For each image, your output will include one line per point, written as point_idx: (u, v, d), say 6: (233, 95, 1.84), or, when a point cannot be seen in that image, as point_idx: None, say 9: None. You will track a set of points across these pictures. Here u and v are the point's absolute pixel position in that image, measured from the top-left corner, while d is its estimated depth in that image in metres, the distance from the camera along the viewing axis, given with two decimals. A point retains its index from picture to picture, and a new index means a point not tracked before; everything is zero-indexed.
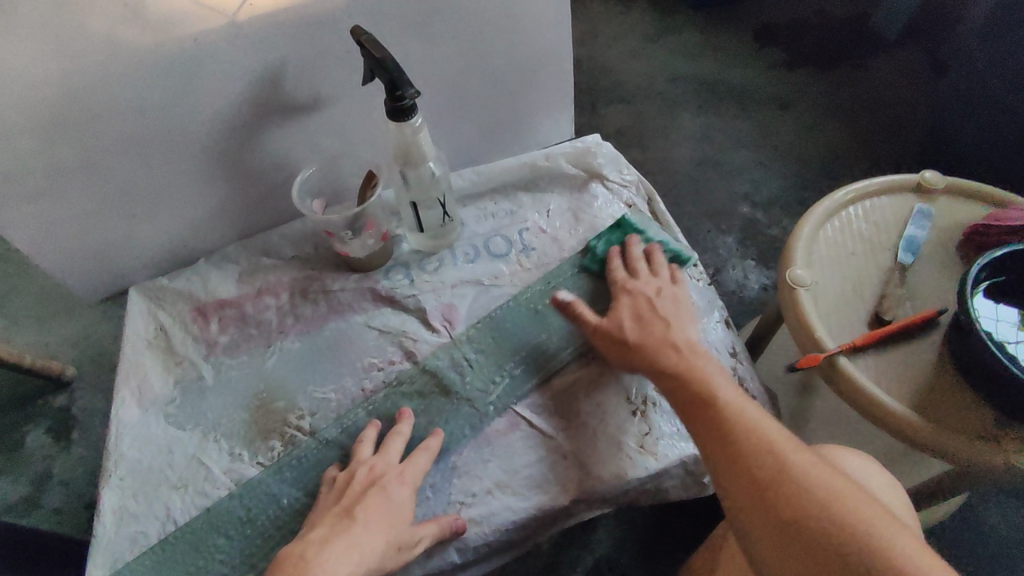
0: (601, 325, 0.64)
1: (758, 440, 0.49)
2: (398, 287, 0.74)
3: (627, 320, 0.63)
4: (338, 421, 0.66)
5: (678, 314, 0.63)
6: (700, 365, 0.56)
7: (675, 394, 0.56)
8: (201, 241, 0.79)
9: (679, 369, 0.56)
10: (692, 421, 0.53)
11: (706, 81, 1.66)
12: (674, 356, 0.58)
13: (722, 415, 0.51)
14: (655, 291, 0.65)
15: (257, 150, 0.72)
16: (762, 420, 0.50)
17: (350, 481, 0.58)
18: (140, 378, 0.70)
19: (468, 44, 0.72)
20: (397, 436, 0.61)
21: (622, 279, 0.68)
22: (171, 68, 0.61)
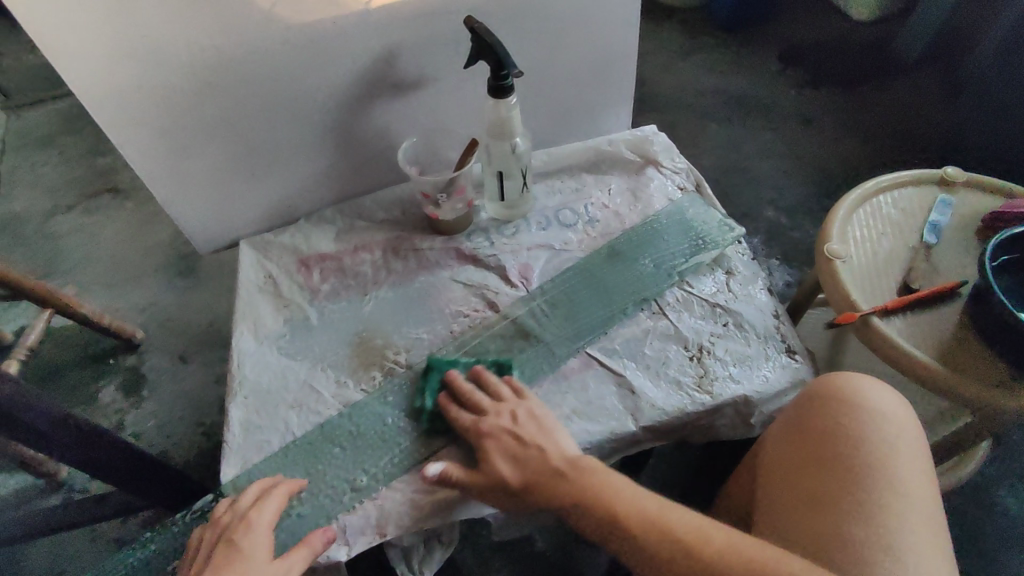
0: (494, 470, 0.62)
1: (691, 555, 0.53)
2: (480, 248, 0.84)
3: (505, 467, 0.62)
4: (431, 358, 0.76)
5: (543, 433, 0.64)
6: (593, 482, 0.59)
7: (586, 526, 0.58)
8: (303, 203, 0.89)
9: (580, 501, 0.58)
10: (610, 541, 0.57)
11: (734, 95, 1.77)
12: (566, 484, 0.59)
13: (643, 535, 0.55)
14: (511, 419, 0.65)
15: (365, 122, 0.82)
16: (687, 520, 0.56)
17: (204, 540, 0.60)
18: (254, 316, 0.80)
19: (552, 39, 0.83)
20: (253, 488, 0.63)
21: (473, 421, 0.66)
22: (310, 46, 0.72)
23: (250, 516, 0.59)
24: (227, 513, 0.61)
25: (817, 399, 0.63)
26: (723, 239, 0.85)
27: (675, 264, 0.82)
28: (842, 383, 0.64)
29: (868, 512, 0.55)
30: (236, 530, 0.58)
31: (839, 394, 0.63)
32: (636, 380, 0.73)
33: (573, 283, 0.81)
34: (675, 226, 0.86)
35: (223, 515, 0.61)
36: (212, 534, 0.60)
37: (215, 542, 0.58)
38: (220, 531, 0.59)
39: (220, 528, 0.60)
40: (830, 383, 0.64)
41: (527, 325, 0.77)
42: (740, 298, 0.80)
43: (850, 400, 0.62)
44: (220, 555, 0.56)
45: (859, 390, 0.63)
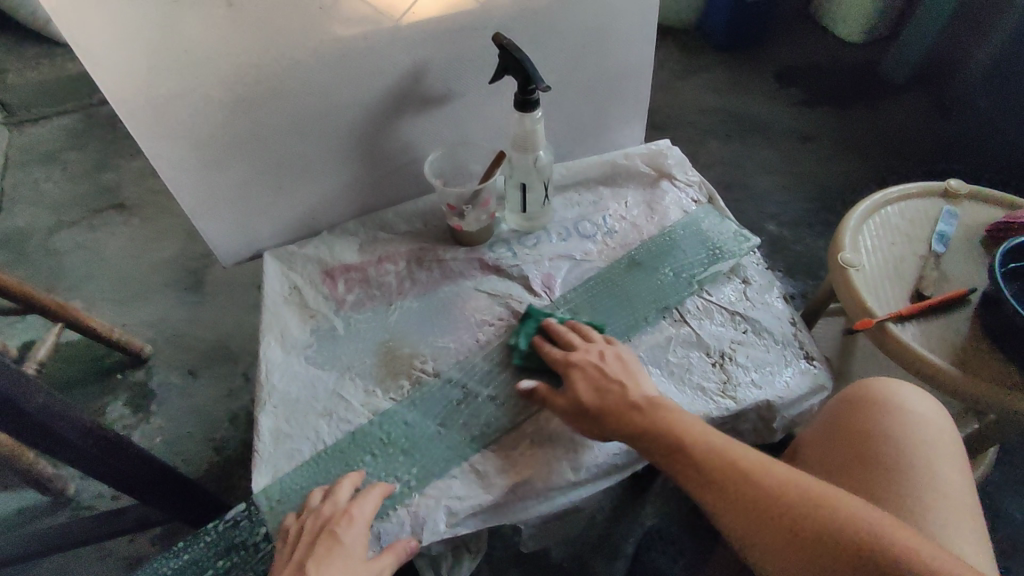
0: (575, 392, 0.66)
1: (753, 487, 0.56)
2: (502, 258, 0.86)
3: (586, 392, 0.66)
4: (458, 366, 0.77)
5: (628, 372, 0.67)
6: (669, 416, 0.62)
7: (655, 452, 0.61)
8: (327, 216, 0.91)
9: (652, 429, 0.61)
10: (669, 467, 0.61)
11: (732, 113, 1.82)
12: (639, 416, 0.62)
13: (710, 466, 0.58)
14: (599, 357, 0.69)
15: (390, 137, 0.84)
16: (749, 455, 0.59)
17: (301, 530, 0.62)
18: (281, 326, 0.80)
19: (572, 56, 0.85)
20: (346, 483, 0.65)
21: (561, 355, 0.70)
22: (343, 61, 0.74)
23: (351, 511, 0.62)
24: (325, 505, 0.63)
25: (852, 404, 0.65)
26: (739, 249, 0.87)
27: (694, 273, 0.84)
28: (876, 388, 0.65)
29: (906, 506, 0.57)
30: (336, 522, 0.61)
31: (870, 395, 0.65)
32: (661, 386, 0.74)
33: (595, 292, 0.82)
34: (691, 236, 0.89)
35: (319, 506, 0.63)
36: (310, 522, 0.62)
37: (315, 531, 0.61)
38: (320, 521, 0.61)
39: (319, 518, 0.62)
40: (864, 389, 0.66)
41: (552, 332, 0.79)
42: (757, 306, 0.82)
43: (885, 402, 0.64)
44: (322, 548, 0.59)
45: (892, 394, 0.64)
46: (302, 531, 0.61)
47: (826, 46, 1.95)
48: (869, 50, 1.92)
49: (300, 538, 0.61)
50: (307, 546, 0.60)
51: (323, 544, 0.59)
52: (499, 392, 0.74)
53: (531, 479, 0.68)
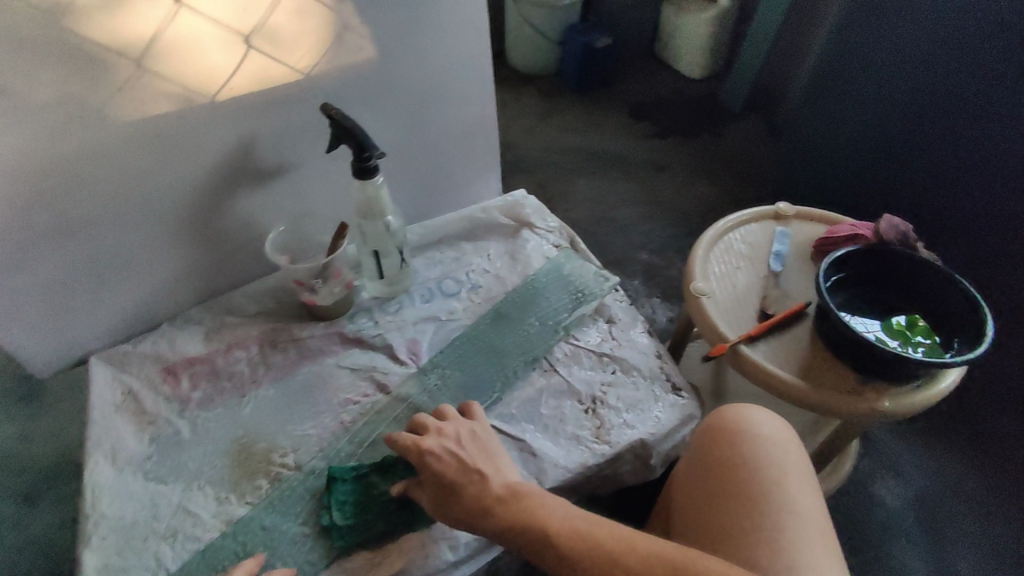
0: (436, 490, 0.61)
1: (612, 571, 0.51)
2: (364, 329, 0.82)
3: (449, 486, 0.61)
4: (323, 455, 0.71)
5: (490, 457, 0.64)
6: (530, 502, 0.58)
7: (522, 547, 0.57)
8: (164, 306, 0.82)
9: (514, 522, 0.57)
10: (543, 563, 0.56)
11: (594, 151, 1.90)
12: (503, 507, 0.58)
13: (572, 556, 0.53)
14: (455, 439, 0.64)
15: (226, 214, 0.79)
16: (614, 531, 0.54)
17: None
18: (112, 440, 0.70)
19: (412, 117, 0.85)
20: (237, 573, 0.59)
21: (414, 442, 0.64)
22: (156, 143, 0.68)
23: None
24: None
25: (712, 436, 0.67)
26: (600, 289, 0.88)
27: (560, 318, 0.85)
28: (729, 416, 0.68)
29: (763, 538, 0.57)
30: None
31: (728, 426, 0.67)
32: (536, 442, 0.73)
33: (463, 352, 0.80)
34: (556, 281, 0.89)
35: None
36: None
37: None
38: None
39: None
40: (721, 418, 0.68)
41: (420, 401, 0.75)
42: (623, 345, 0.83)
43: (740, 430, 0.66)
44: None
45: (746, 419, 0.67)
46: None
47: (670, 84, 2.12)
48: (707, 84, 2.10)
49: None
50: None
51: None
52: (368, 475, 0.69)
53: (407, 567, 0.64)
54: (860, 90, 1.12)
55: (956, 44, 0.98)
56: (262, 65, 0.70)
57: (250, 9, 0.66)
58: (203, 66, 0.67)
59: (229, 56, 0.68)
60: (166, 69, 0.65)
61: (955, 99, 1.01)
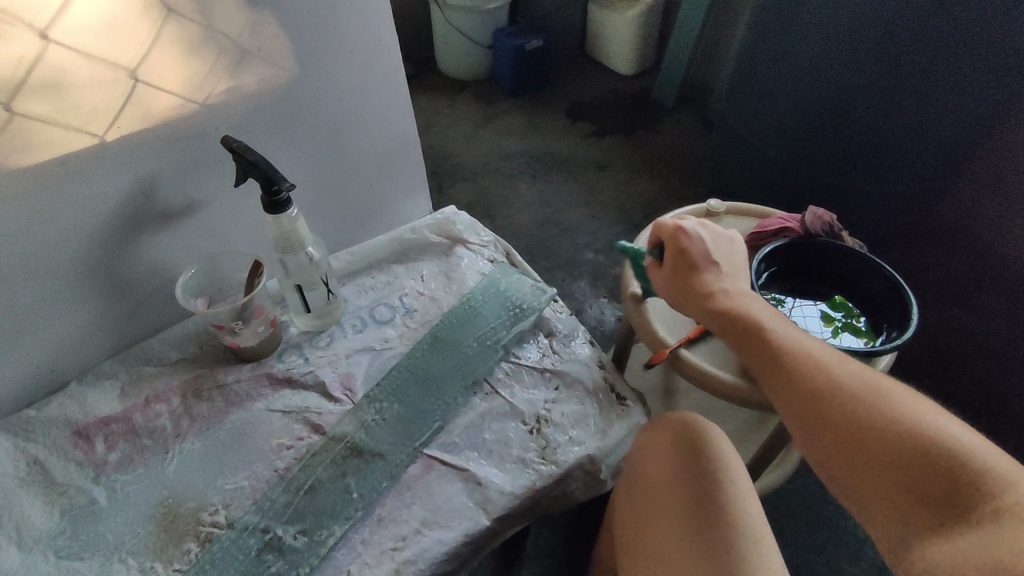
0: (675, 266, 0.65)
1: (799, 363, 0.53)
2: (294, 367, 0.78)
3: (675, 269, 0.65)
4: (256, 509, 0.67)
5: (728, 263, 0.65)
6: (742, 302, 0.60)
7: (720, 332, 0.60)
8: (72, 363, 0.76)
9: (724, 309, 0.59)
10: (737, 343, 0.58)
11: (534, 154, 1.88)
12: (721, 298, 0.60)
13: (774, 349, 0.55)
14: (706, 249, 0.65)
15: (132, 259, 0.73)
16: (813, 349, 0.54)
17: None
18: (18, 518, 0.64)
19: (327, 141, 0.82)
20: None
21: (667, 232, 0.67)
22: (39, 191, 0.62)
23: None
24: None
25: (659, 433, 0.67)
26: (538, 303, 0.87)
27: (499, 338, 0.83)
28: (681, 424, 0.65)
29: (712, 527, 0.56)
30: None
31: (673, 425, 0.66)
32: (481, 470, 0.70)
33: (399, 382, 0.77)
34: (493, 299, 0.87)
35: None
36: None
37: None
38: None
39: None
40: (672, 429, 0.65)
41: (356, 441, 0.72)
42: (563, 358, 0.82)
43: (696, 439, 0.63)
44: None
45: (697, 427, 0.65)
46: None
47: (603, 83, 2.13)
48: (639, 81, 2.12)
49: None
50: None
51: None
52: (306, 525, 0.65)
53: None
54: (789, 81, 1.12)
55: (870, 46, 0.97)
56: (152, 99, 0.65)
57: (132, 40, 0.61)
58: (84, 105, 0.61)
59: (113, 91, 0.62)
60: (41, 111, 0.59)
61: (877, 99, 1.01)
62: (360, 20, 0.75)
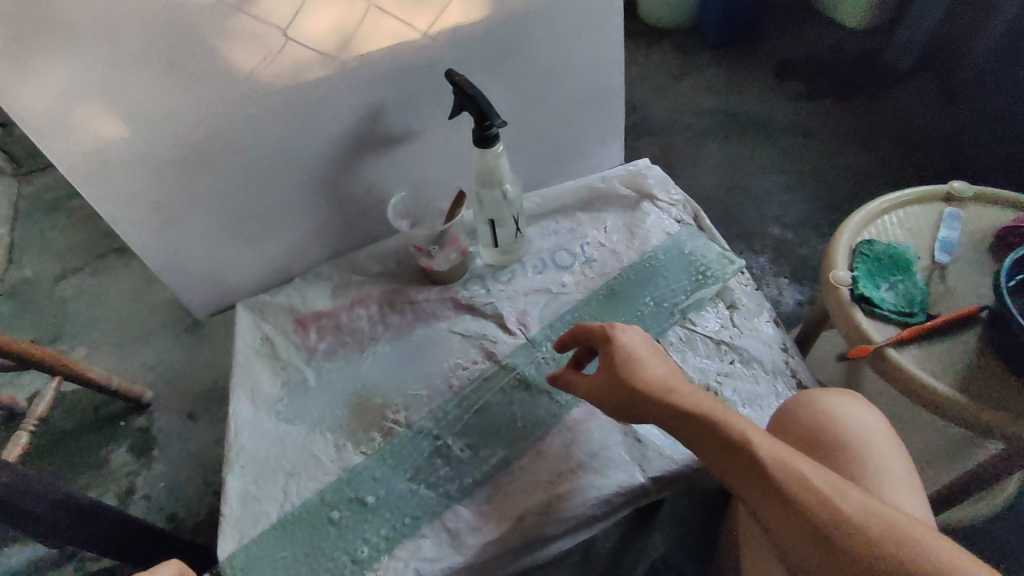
0: (609, 375, 0.63)
1: (786, 481, 0.51)
2: (476, 296, 0.83)
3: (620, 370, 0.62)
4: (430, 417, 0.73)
5: (669, 365, 0.63)
6: (709, 405, 0.57)
7: (699, 444, 0.56)
8: (298, 261, 0.89)
9: (701, 418, 0.56)
10: (722, 459, 0.54)
11: (731, 113, 1.74)
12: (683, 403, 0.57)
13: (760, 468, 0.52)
14: (640, 346, 0.63)
15: (356, 177, 0.82)
16: (800, 466, 0.51)
17: None
18: (251, 380, 0.78)
19: (536, 82, 0.83)
20: None
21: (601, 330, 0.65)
22: (296, 109, 0.72)
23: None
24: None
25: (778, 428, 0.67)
26: (723, 272, 0.83)
27: (674, 304, 0.81)
28: (816, 416, 0.64)
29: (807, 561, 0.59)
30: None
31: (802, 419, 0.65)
32: (642, 428, 0.70)
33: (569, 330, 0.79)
34: (675, 263, 0.85)
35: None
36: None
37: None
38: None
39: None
40: (805, 424, 0.64)
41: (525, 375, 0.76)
42: (743, 334, 0.78)
43: (833, 433, 0.63)
44: None
45: (837, 418, 0.64)
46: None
47: (826, 37, 1.87)
48: None
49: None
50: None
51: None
52: (473, 440, 0.71)
53: (505, 536, 0.64)
54: None
55: None
56: (393, 29, 0.70)
57: None
58: (339, 32, 0.68)
59: (363, 22, 0.69)
60: (307, 36, 0.67)
61: None
62: None
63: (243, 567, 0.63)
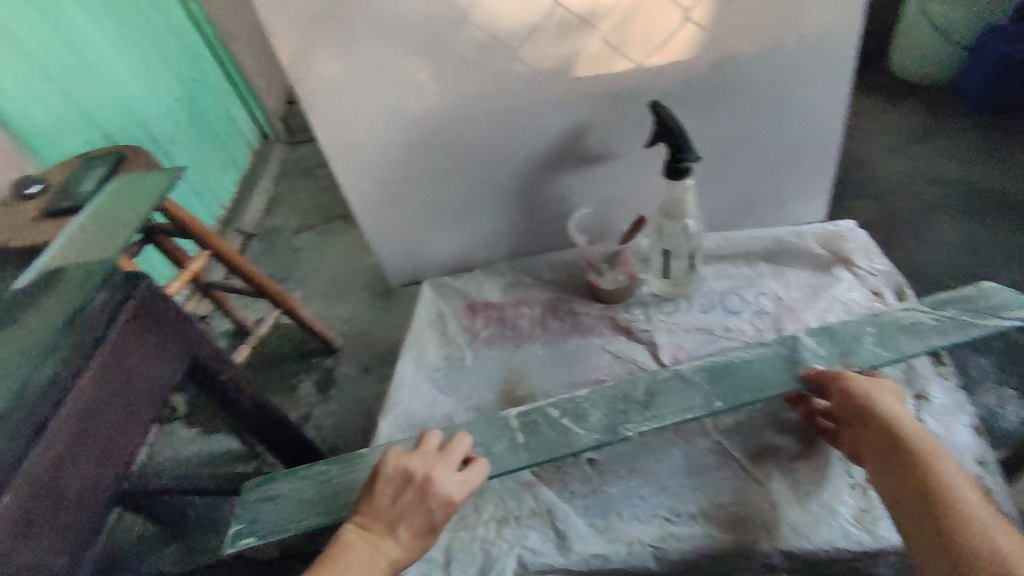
0: (842, 398, 0.62)
1: (982, 549, 0.45)
2: (635, 320, 0.85)
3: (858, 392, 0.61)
4: (669, 401, 0.70)
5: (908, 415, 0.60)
6: (929, 453, 0.53)
7: (897, 487, 0.52)
8: (482, 254, 0.98)
9: (915, 462, 0.52)
10: (916, 509, 0.50)
11: (979, 188, 1.50)
12: (908, 438, 0.54)
13: (958, 526, 0.47)
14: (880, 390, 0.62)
15: (550, 189, 0.89)
16: (1006, 543, 0.45)
17: (409, 477, 0.60)
18: (420, 347, 0.88)
19: (744, 124, 0.82)
20: (456, 449, 0.64)
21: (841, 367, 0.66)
22: (508, 120, 0.79)
23: (452, 506, 0.58)
24: (410, 458, 0.62)
25: None
26: (984, 301, 0.76)
27: (940, 340, 0.71)
28: None
29: None
30: (426, 500, 0.58)
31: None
32: (779, 496, 0.66)
33: (801, 341, 0.74)
34: (942, 307, 0.76)
35: (393, 475, 0.60)
36: (390, 487, 0.59)
37: (406, 501, 0.58)
38: (394, 508, 0.57)
39: (382, 510, 0.58)
40: None
41: (740, 361, 0.73)
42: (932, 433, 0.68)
43: None
44: (419, 488, 0.58)
45: None
46: (374, 504, 0.58)
47: None
48: None
49: (382, 518, 0.57)
50: (367, 566, 0.54)
51: (416, 523, 0.57)
52: (600, 457, 0.73)
53: (609, 555, 0.64)
54: None
55: None
56: (612, 57, 0.74)
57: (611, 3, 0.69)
58: (559, 57, 0.73)
59: (584, 48, 0.73)
60: (531, 57, 0.73)
61: None
62: (828, 4, 0.71)
63: (360, 456, 0.73)
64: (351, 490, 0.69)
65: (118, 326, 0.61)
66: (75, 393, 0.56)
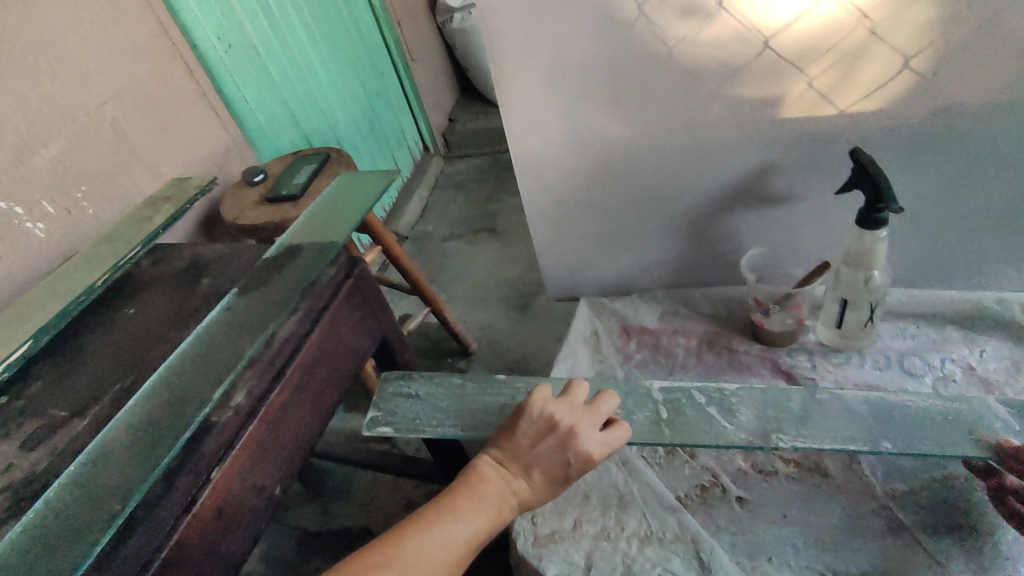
0: None
1: None
2: (799, 365, 0.83)
3: None
4: (826, 424, 0.67)
5: None
6: None
7: None
8: (641, 280, 1.01)
9: None
10: None
11: None
12: None
13: None
14: None
15: (723, 225, 0.90)
16: None
17: (552, 423, 0.60)
18: (573, 359, 0.91)
19: (951, 179, 0.78)
20: (601, 407, 0.63)
21: None
22: (695, 155, 0.82)
23: (588, 462, 0.58)
24: (556, 406, 0.62)
25: None
26: None
27: None
28: None
29: None
30: (566, 452, 0.58)
31: None
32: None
33: (989, 403, 0.67)
34: None
35: (537, 419, 0.60)
36: (534, 429, 0.60)
37: (547, 447, 0.58)
38: (532, 453, 0.58)
39: (520, 450, 0.59)
40: None
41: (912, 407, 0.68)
42: None
43: None
44: (562, 442, 0.59)
45: None
46: (515, 442, 0.59)
47: None
48: None
49: (521, 458, 0.58)
50: (498, 500, 0.56)
51: (553, 470, 0.58)
52: (749, 496, 0.72)
53: None
54: None
55: None
56: (816, 103, 0.74)
57: (827, 51, 0.69)
58: (760, 100, 0.75)
59: (788, 92, 0.73)
60: (732, 98, 0.75)
61: None
62: None
63: (502, 383, 0.77)
64: (489, 408, 0.74)
65: (337, 302, 0.73)
66: (308, 344, 0.68)
